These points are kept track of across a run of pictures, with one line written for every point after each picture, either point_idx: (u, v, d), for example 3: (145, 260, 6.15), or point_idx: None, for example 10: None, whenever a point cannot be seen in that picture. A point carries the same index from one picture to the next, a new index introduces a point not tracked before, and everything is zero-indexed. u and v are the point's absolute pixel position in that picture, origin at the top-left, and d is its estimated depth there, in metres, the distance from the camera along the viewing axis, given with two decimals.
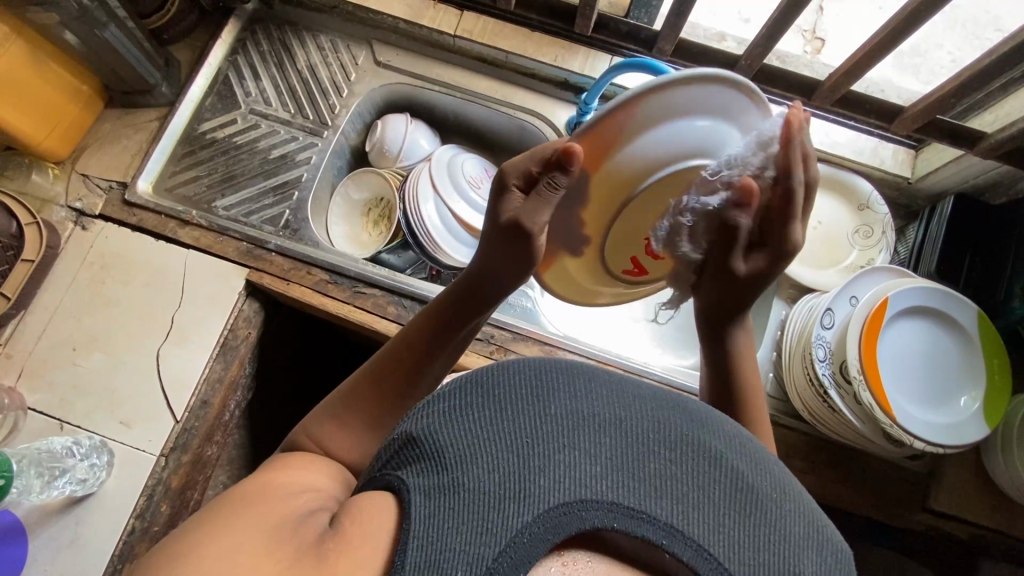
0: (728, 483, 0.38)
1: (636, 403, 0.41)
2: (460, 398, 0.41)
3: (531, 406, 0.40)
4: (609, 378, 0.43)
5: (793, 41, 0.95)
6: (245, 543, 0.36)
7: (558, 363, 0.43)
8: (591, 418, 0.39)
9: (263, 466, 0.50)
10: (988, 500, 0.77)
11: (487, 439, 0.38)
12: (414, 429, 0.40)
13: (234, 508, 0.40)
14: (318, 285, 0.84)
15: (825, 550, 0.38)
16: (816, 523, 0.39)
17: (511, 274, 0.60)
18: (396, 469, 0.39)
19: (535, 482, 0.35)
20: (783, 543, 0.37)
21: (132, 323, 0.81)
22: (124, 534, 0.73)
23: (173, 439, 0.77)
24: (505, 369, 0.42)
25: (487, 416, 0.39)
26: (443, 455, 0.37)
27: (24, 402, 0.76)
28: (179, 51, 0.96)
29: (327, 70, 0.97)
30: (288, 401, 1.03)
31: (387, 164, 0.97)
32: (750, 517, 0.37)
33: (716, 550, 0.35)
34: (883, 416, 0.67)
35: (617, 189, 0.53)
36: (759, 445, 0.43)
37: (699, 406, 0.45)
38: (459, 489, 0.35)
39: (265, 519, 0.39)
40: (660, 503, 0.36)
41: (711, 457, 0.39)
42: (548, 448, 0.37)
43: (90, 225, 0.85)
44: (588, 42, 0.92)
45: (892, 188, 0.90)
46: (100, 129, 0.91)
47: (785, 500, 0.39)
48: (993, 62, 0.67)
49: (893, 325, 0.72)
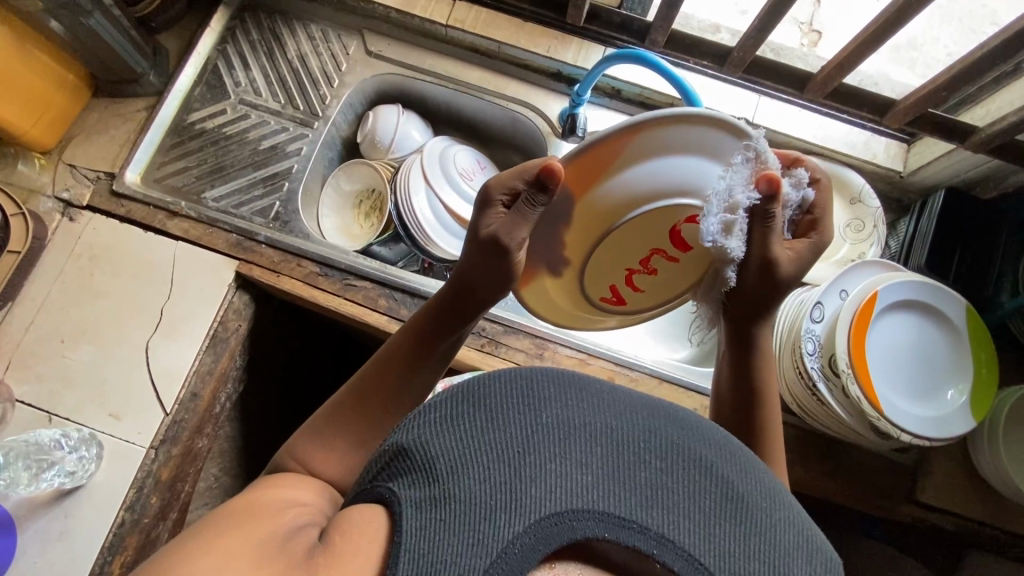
0: (718, 492, 0.39)
1: (627, 410, 0.42)
2: (450, 408, 0.41)
3: (522, 417, 0.39)
4: (600, 386, 0.44)
5: (787, 33, 0.94)
6: (231, 562, 0.36)
7: (549, 372, 0.43)
8: (583, 428, 0.39)
9: (254, 483, 0.50)
10: (973, 493, 0.78)
11: (478, 449, 0.38)
12: (405, 440, 0.40)
13: (220, 525, 0.40)
14: (308, 277, 0.83)
15: (812, 559, 0.38)
16: (804, 530, 0.39)
17: (489, 289, 0.58)
18: (387, 480, 0.39)
19: (525, 492, 0.35)
20: (773, 552, 0.37)
21: (122, 315, 0.80)
22: (113, 526, 0.73)
23: (162, 432, 0.77)
24: (495, 377, 0.42)
25: (477, 425, 0.39)
26: (434, 467, 0.37)
27: (12, 394, 0.76)
28: (168, 40, 0.95)
29: (317, 60, 0.96)
30: (279, 390, 1.03)
31: (378, 155, 0.96)
32: (740, 527, 0.37)
33: (705, 559, 0.35)
34: (870, 408, 0.68)
35: (605, 214, 0.50)
36: (748, 451, 0.43)
37: (690, 414, 0.45)
38: (450, 500, 0.35)
39: (256, 535, 0.39)
40: (652, 513, 0.36)
41: (702, 467, 0.39)
42: (539, 457, 0.37)
43: (77, 216, 0.84)
44: (581, 33, 0.91)
45: (883, 182, 0.90)
46: (87, 119, 0.90)
47: (774, 509, 0.39)
48: (985, 55, 0.67)
49: (881, 320, 0.72)
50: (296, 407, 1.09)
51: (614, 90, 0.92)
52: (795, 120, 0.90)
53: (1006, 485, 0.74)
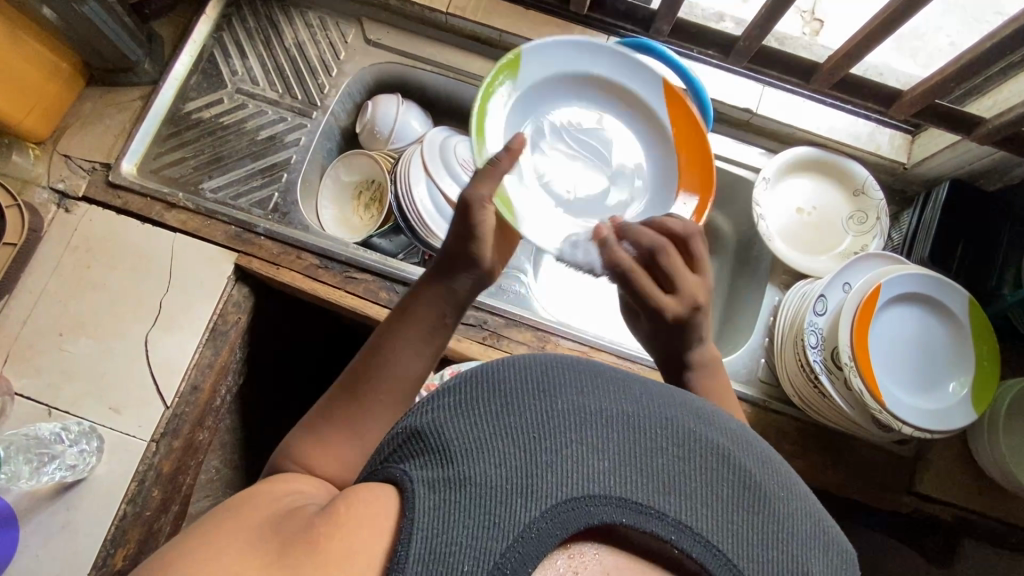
0: (735, 480, 0.39)
1: (642, 398, 0.42)
2: (465, 392, 0.41)
3: (537, 403, 0.40)
4: (613, 374, 0.44)
5: (791, 21, 0.93)
6: (228, 549, 0.35)
7: (561, 361, 0.44)
8: (598, 414, 0.40)
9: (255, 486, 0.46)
10: (972, 484, 0.79)
11: (493, 434, 0.38)
12: (418, 424, 0.40)
13: (217, 518, 0.39)
14: (308, 269, 0.83)
15: (828, 548, 0.38)
16: (820, 522, 0.39)
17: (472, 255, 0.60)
18: (398, 462, 0.38)
19: (542, 476, 0.35)
20: (790, 540, 0.37)
21: (120, 307, 0.80)
22: (115, 520, 0.73)
23: (164, 425, 0.76)
24: (510, 363, 0.43)
25: (491, 410, 0.39)
26: (448, 449, 0.37)
27: (10, 387, 0.75)
28: (162, 27, 0.93)
29: (315, 48, 0.94)
30: (278, 383, 1.02)
31: (378, 146, 0.95)
32: (757, 515, 0.37)
33: (723, 546, 0.35)
34: (872, 402, 0.67)
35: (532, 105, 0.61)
36: (763, 444, 0.43)
37: (704, 403, 0.45)
38: (465, 483, 0.35)
39: (252, 522, 0.38)
40: (669, 499, 0.36)
41: (719, 454, 0.39)
42: (555, 442, 0.37)
43: (73, 207, 0.83)
44: (583, 20, 0.90)
45: (887, 173, 0.90)
46: (82, 108, 0.88)
47: (790, 498, 0.39)
48: (994, 45, 0.66)
49: (884, 313, 0.72)
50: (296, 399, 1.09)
51: None
52: (800, 110, 0.89)
53: (1006, 477, 0.74)
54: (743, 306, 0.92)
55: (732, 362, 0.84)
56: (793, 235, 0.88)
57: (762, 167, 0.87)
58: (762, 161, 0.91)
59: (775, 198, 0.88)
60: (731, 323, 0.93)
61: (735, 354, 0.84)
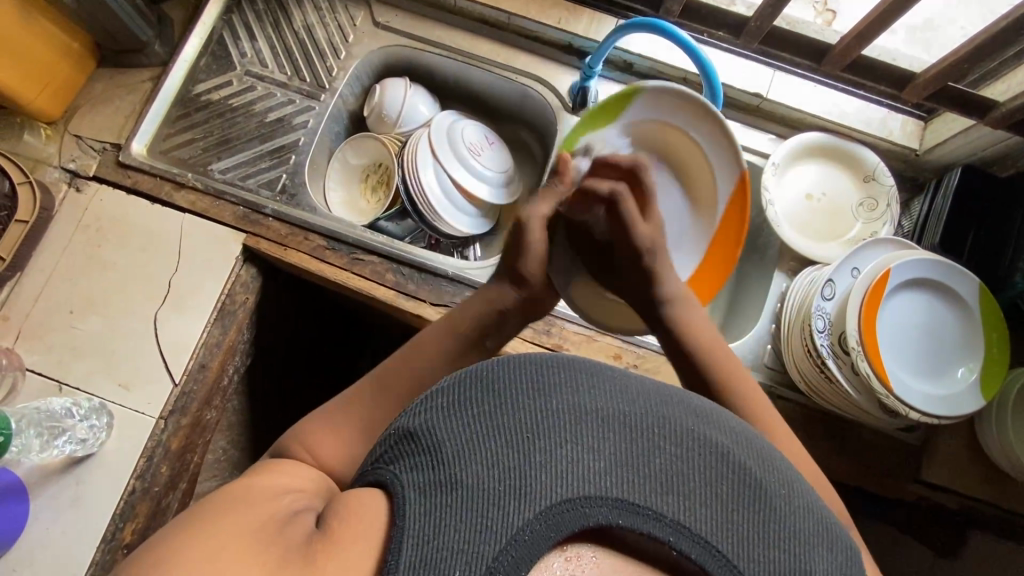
0: (736, 479, 0.38)
1: (640, 395, 0.41)
2: (458, 394, 0.40)
3: (531, 402, 0.39)
4: (612, 372, 0.43)
5: (802, 8, 0.91)
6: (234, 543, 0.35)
7: (558, 357, 0.43)
8: (595, 413, 0.39)
9: (250, 469, 0.49)
10: (981, 473, 0.78)
11: (487, 437, 0.37)
12: (412, 424, 0.40)
13: (219, 502, 0.40)
14: (315, 250, 0.83)
15: (831, 543, 0.38)
16: (823, 518, 0.39)
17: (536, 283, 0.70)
18: (391, 464, 0.38)
19: (535, 478, 0.35)
20: (791, 538, 0.37)
21: (129, 286, 0.80)
22: (124, 495, 0.74)
23: (172, 403, 0.77)
24: (504, 362, 0.42)
25: (485, 411, 0.39)
26: (440, 451, 0.37)
27: (22, 363, 0.76)
28: (172, 10, 0.93)
29: (324, 31, 0.94)
30: (284, 366, 1.03)
31: (386, 129, 0.95)
32: (758, 515, 0.37)
33: (722, 547, 0.35)
34: (879, 385, 0.67)
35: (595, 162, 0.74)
36: (763, 439, 0.43)
37: (704, 400, 0.44)
38: (457, 486, 0.35)
39: (254, 517, 0.38)
40: (666, 499, 0.36)
41: (718, 453, 0.39)
42: (548, 442, 0.37)
43: (84, 186, 0.84)
44: (592, 5, 0.91)
45: (897, 160, 0.89)
46: (92, 89, 0.89)
47: (793, 496, 0.39)
48: (1009, 25, 0.65)
49: (893, 298, 0.72)
50: (301, 383, 1.10)
51: (625, 64, 0.91)
52: (811, 95, 0.88)
53: (1013, 464, 0.74)
54: (751, 293, 0.91)
55: (742, 346, 0.83)
56: (802, 222, 0.87)
57: (772, 153, 0.86)
58: (771, 147, 0.90)
59: (783, 185, 0.87)
60: (742, 309, 0.92)
61: (744, 340, 0.84)
